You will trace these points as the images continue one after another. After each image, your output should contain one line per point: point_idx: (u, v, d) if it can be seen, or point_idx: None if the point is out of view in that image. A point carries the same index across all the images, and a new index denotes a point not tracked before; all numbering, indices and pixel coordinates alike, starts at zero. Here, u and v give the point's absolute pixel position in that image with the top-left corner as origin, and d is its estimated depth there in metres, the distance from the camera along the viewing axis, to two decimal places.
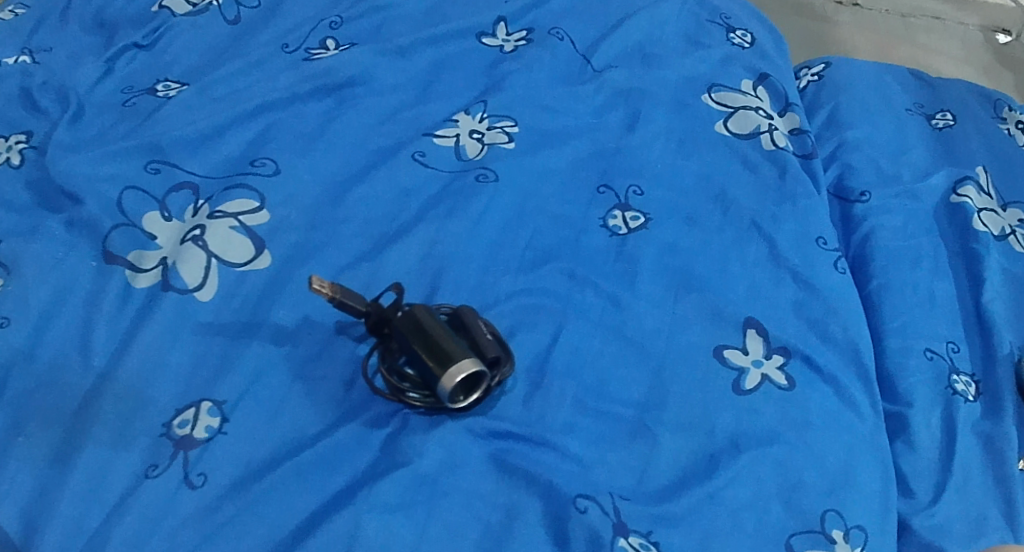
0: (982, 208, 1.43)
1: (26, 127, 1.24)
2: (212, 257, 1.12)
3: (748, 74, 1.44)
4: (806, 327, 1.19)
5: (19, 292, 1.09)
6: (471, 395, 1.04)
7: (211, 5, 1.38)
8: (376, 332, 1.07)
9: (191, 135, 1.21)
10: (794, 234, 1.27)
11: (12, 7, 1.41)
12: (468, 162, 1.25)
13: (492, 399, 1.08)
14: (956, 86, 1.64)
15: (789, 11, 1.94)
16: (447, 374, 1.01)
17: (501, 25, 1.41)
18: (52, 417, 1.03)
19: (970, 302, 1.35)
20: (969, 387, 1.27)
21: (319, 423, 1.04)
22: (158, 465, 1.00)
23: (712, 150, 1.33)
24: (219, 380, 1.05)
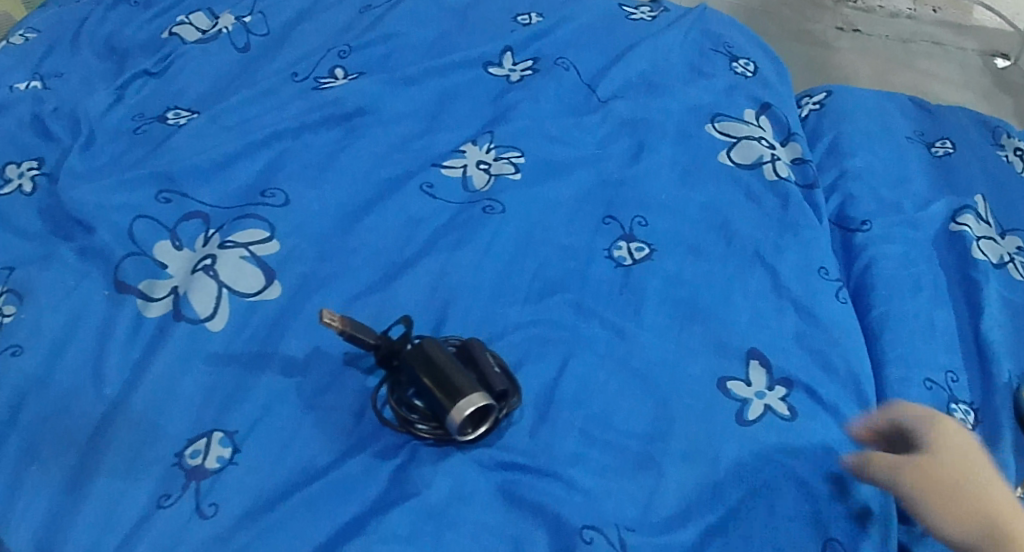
0: (980, 236, 1.46)
1: (38, 154, 1.26)
2: (222, 287, 1.13)
3: (750, 104, 1.47)
4: (808, 358, 1.21)
5: (32, 319, 1.10)
6: (481, 427, 1.05)
7: (222, 32, 1.40)
8: (383, 363, 1.08)
9: (202, 165, 1.22)
10: (796, 265, 1.29)
11: (23, 31, 1.43)
12: (475, 193, 1.27)
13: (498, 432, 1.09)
14: (955, 114, 1.67)
15: (790, 38, 1.99)
16: (455, 409, 1.02)
17: (508, 55, 1.44)
18: (63, 446, 1.04)
19: (970, 330, 1.38)
20: (968, 416, 1.29)
21: (329, 453, 1.05)
22: (170, 495, 1.01)
23: (715, 181, 1.35)
24: (230, 410, 1.06)
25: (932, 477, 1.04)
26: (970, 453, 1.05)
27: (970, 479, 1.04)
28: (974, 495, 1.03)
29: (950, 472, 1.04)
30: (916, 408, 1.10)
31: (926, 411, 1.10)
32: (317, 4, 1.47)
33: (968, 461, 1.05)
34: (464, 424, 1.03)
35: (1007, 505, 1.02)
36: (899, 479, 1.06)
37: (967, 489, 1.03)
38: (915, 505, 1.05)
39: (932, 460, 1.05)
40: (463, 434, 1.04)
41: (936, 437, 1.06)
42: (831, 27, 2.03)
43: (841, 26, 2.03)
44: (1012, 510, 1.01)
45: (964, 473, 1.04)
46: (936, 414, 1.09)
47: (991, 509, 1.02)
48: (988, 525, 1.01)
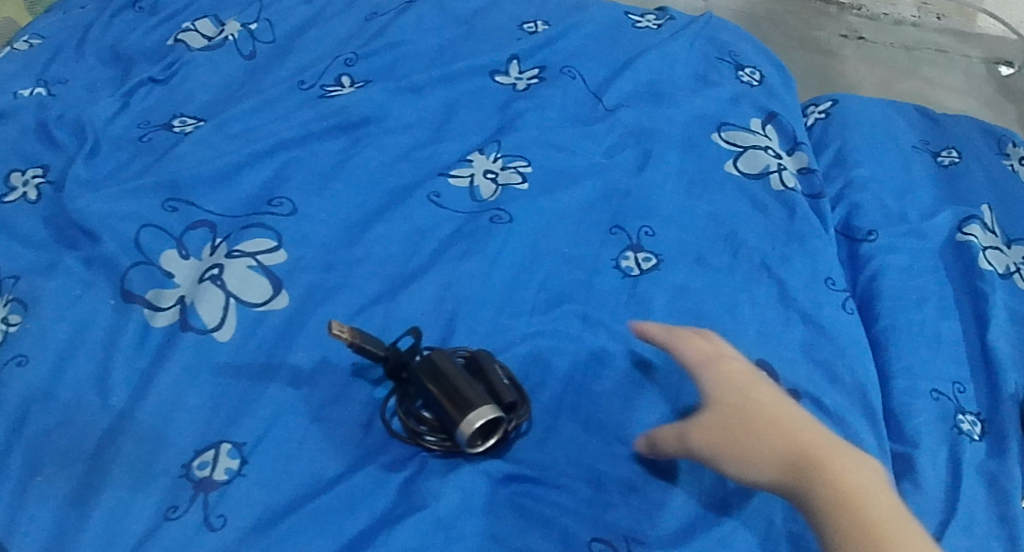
0: (986, 246, 1.47)
1: (43, 161, 1.26)
2: (230, 297, 1.13)
3: (756, 113, 1.47)
4: (815, 369, 1.22)
5: (38, 329, 1.10)
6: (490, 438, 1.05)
7: (227, 39, 1.40)
8: (391, 374, 1.07)
9: (208, 174, 1.22)
10: (804, 275, 1.29)
11: (28, 37, 1.42)
12: (482, 202, 1.26)
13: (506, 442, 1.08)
14: (960, 123, 1.67)
15: (794, 46, 1.99)
16: (465, 422, 1.01)
17: (514, 63, 1.43)
18: (70, 457, 1.03)
19: (976, 340, 1.38)
20: (974, 427, 1.30)
21: (337, 466, 1.05)
22: (178, 507, 1.01)
23: (723, 191, 1.35)
24: (237, 421, 1.05)
25: (716, 429, 1.05)
26: (747, 382, 1.09)
27: (709, 417, 1.06)
28: (681, 436, 1.06)
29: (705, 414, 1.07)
30: (686, 352, 1.12)
31: (694, 351, 1.12)
32: (322, 12, 1.47)
33: (739, 391, 1.07)
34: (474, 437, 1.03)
35: (761, 414, 1.05)
36: (682, 435, 1.06)
37: (707, 428, 1.05)
38: (713, 456, 1.05)
39: (715, 402, 1.07)
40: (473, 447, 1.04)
41: (712, 379, 1.09)
42: (836, 34, 2.02)
43: (845, 33, 2.02)
44: (770, 423, 1.04)
45: (753, 431, 1.04)
46: (698, 357, 1.11)
47: (767, 426, 1.04)
48: (782, 452, 1.02)
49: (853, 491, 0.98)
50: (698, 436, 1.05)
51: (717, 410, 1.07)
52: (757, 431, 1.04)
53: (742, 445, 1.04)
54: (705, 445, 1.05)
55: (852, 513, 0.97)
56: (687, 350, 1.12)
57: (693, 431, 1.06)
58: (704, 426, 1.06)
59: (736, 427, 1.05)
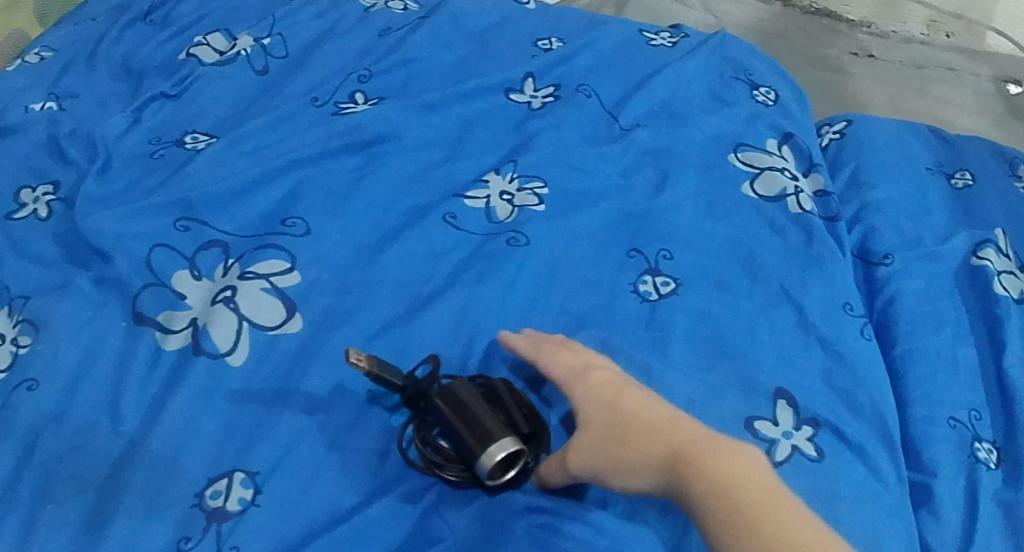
0: (1002, 271, 1.45)
1: (53, 178, 1.24)
2: (243, 320, 1.11)
3: (772, 134, 1.45)
4: (835, 397, 1.20)
5: (49, 352, 1.08)
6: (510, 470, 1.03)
7: (240, 54, 1.38)
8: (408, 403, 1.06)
9: (220, 193, 1.20)
10: (822, 300, 1.28)
11: (38, 50, 1.41)
12: (498, 224, 1.25)
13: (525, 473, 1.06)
14: (975, 144, 1.66)
15: (804, 63, 1.98)
16: (485, 455, 1.00)
17: (529, 81, 1.42)
18: (81, 485, 1.02)
19: (992, 367, 1.36)
20: (991, 455, 1.28)
21: (354, 495, 1.03)
22: (190, 538, 0.99)
23: (740, 213, 1.33)
24: (252, 449, 1.04)
25: (587, 449, 1.02)
26: (616, 391, 1.05)
27: (592, 428, 1.03)
28: (565, 456, 1.03)
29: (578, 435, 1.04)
30: (553, 368, 1.09)
31: (563, 366, 1.09)
32: (335, 28, 1.45)
33: (609, 402, 1.04)
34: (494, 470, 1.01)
35: (638, 418, 1.02)
36: (562, 459, 1.03)
37: (589, 443, 1.02)
38: (597, 475, 1.02)
39: (586, 421, 1.04)
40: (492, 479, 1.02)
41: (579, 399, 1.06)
42: (846, 52, 2.00)
43: (855, 51, 2.00)
44: (648, 427, 1.00)
45: (623, 441, 1.00)
46: (568, 371, 1.08)
47: (641, 430, 1.00)
48: (654, 458, 0.99)
49: (731, 474, 0.95)
50: (582, 455, 1.02)
51: (597, 420, 1.03)
52: (631, 439, 1.00)
53: (624, 455, 1.00)
54: (585, 464, 1.02)
55: (729, 500, 0.93)
56: (554, 366, 1.09)
57: (569, 453, 1.03)
58: (577, 446, 1.03)
59: (617, 436, 1.01)
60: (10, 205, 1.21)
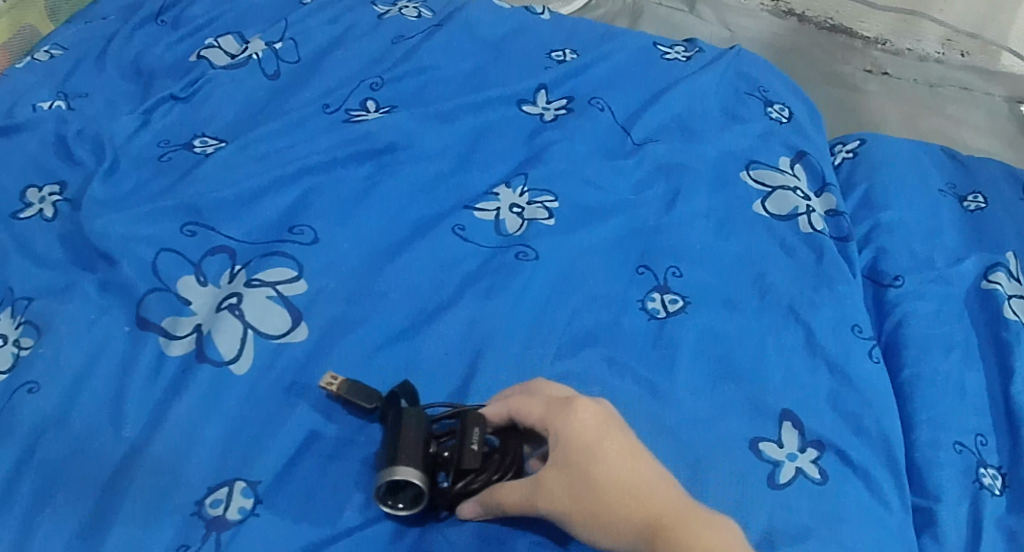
0: (1012, 295, 1.44)
1: (59, 178, 1.23)
2: (248, 328, 1.11)
3: (785, 152, 1.44)
4: (841, 419, 1.20)
5: (51, 354, 1.07)
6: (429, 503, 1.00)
7: (251, 57, 1.38)
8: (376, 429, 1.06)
9: (229, 199, 1.20)
10: (831, 321, 1.27)
11: (48, 48, 1.40)
12: (507, 237, 1.25)
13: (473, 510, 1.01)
14: (988, 166, 1.65)
15: (819, 79, 1.96)
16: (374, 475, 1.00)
17: (542, 93, 1.42)
18: (80, 489, 1.01)
19: (1000, 392, 1.35)
20: (995, 481, 1.28)
21: (356, 508, 1.03)
22: (189, 546, 0.99)
23: (751, 231, 1.33)
24: (253, 458, 1.04)
25: (560, 497, 0.96)
26: (595, 431, 0.97)
27: (566, 476, 0.96)
28: (534, 498, 0.97)
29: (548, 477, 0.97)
30: (528, 406, 1.00)
31: (539, 404, 1.00)
32: (349, 34, 1.45)
33: (587, 449, 0.96)
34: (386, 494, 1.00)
35: (617, 474, 0.96)
36: (531, 501, 0.98)
37: (562, 492, 0.96)
38: (566, 521, 0.97)
39: (559, 465, 0.97)
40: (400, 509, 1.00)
41: (556, 438, 0.97)
42: (860, 69, 2.00)
43: (869, 68, 2.00)
44: (625, 489, 0.95)
45: (600, 500, 0.95)
46: (545, 410, 0.99)
47: (618, 488, 0.95)
48: (631, 523, 0.94)
49: None
50: (554, 502, 0.97)
51: (571, 468, 0.96)
52: (606, 498, 0.95)
53: (597, 512, 0.95)
54: (558, 511, 0.97)
55: None
56: (528, 405, 1.01)
57: (540, 496, 0.97)
58: (550, 491, 0.97)
59: (591, 490, 0.95)
60: (16, 203, 1.20)
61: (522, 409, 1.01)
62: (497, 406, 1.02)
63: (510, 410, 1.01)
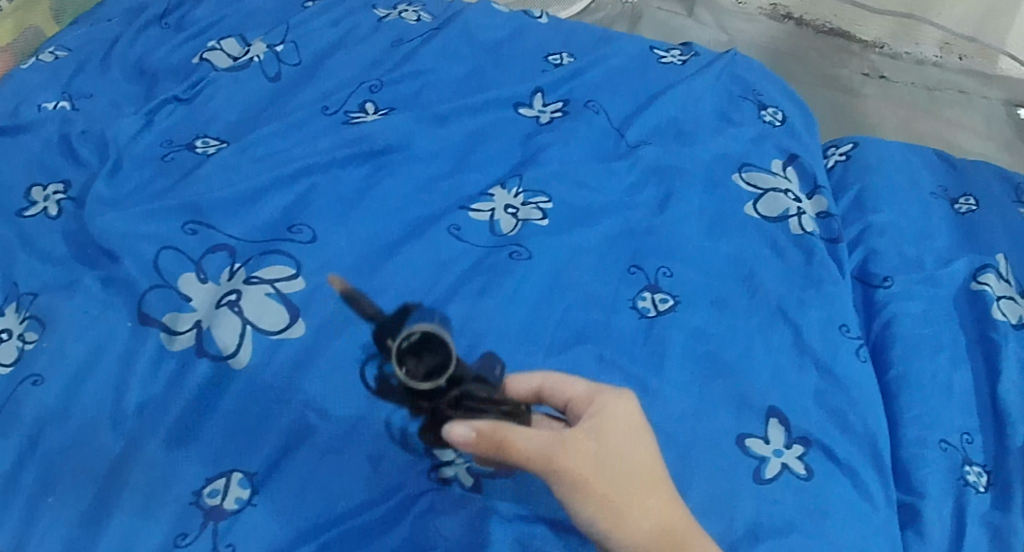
0: (1001, 296, 1.46)
1: (64, 177, 1.27)
2: (246, 324, 1.13)
3: (777, 155, 1.47)
4: (827, 416, 1.22)
5: (54, 349, 1.12)
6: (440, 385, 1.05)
7: (253, 60, 1.41)
8: (381, 341, 1.13)
9: (228, 199, 1.23)
10: (819, 321, 1.29)
11: (53, 49, 1.43)
12: (502, 237, 1.28)
13: (467, 427, 1.01)
14: (981, 168, 1.67)
15: (815, 83, 1.99)
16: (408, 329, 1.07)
17: (538, 95, 1.45)
18: (81, 478, 1.06)
19: (988, 391, 1.38)
20: (981, 478, 1.30)
21: (351, 498, 1.06)
22: (187, 534, 1.04)
23: (742, 232, 1.35)
24: (250, 451, 1.08)
25: (588, 461, 0.99)
26: (635, 422, 1.03)
27: (600, 448, 1.00)
28: (555, 453, 0.99)
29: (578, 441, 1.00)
30: (569, 383, 1.05)
31: (580, 386, 1.05)
32: (349, 37, 1.48)
33: (628, 435, 1.02)
34: (409, 354, 1.05)
35: (643, 467, 1.01)
36: (548, 456, 0.99)
37: (590, 460, 0.99)
38: (579, 488, 0.99)
39: (593, 437, 1.00)
40: (412, 376, 1.05)
41: (598, 412, 1.02)
42: (858, 73, 2.02)
43: (867, 72, 2.02)
44: (651, 483, 1.01)
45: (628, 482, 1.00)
46: (589, 391, 1.04)
47: (641, 479, 1.00)
48: (647, 514, 0.99)
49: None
50: (578, 466, 0.99)
51: (605, 444, 1.00)
52: (633, 482, 1.00)
53: (615, 492, 0.99)
54: (578, 474, 0.99)
55: None
56: (574, 384, 1.05)
57: (564, 454, 0.99)
58: (579, 454, 0.99)
59: (619, 470, 1.00)
60: (21, 202, 1.24)
61: (561, 384, 1.06)
62: (532, 375, 1.07)
63: (546, 382, 1.06)
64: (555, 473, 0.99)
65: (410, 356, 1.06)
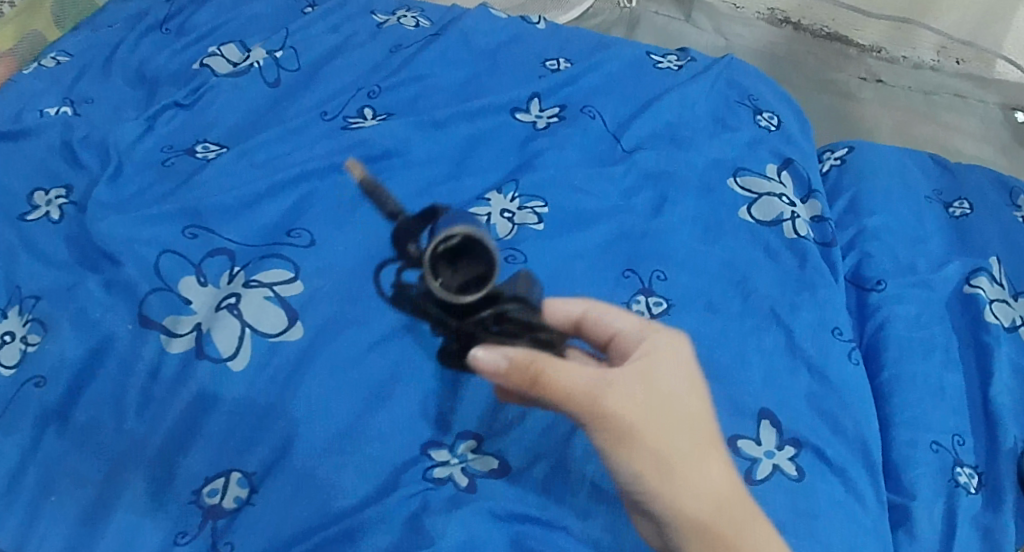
0: (994, 299, 1.48)
1: (66, 182, 1.29)
2: (246, 326, 1.15)
3: (773, 159, 1.48)
4: (818, 419, 1.24)
5: (57, 351, 1.14)
6: (475, 298, 1.00)
7: (252, 66, 1.43)
8: (404, 253, 1.08)
9: (228, 203, 1.25)
10: (812, 324, 1.31)
11: (54, 55, 1.45)
12: (498, 241, 1.30)
13: (501, 354, 1.00)
14: (975, 172, 1.69)
15: (812, 88, 2.00)
16: (447, 231, 0.98)
17: (535, 101, 1.47)
18: (83, 478, 1.08)
19: (979, 393, 1.39)
20: (972, 479, 1.32)
21: (348, 498, 1.07)
22: (187, 533, 1.06)
23: (736, 236, 1.37)
24: (249, 451, 1.09)
25: (635, 408, 1.00)
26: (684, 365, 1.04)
27: (647, 392, 1.00)
28: (602, 395, 0.99)
29: (624, 384, 1.00)
30: (619, 317, 1.06)
31: (630, 322, 1.06)
32: (348, 42, 1.50)
33: (676, 380, 1.02)
34: (444, 264, 0.99)
35: (692, 418, 1.02)
36: (595, 397, 0.99)
37: (636, 404, 1.00)
38: (624, 433, 1.00)
39: (643, 379, 1.01)
40: (447, 288, 0.99)
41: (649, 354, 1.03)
42: (855, 77, 2.03)
43: (864, 76, 2.03)
44: (697, 431, 1.02)
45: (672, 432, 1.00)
46: (639, 328, 1.05)
47: (687, 421, 1.01)
48: (687, 465, 1.01)
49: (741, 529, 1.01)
50: (626, 410, 0.99)
51: (653, 388, 1.01)
52: (681, 431, 1.01)
53: (660, 441, 1.00)
54: (625, 419, 0.99)
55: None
56: (620, 319, 1.06)
57: (610, 395, 1.00)
58: (627, 397, 1.00)
59: (666, 416, 1.01)
60: (23, 206, 1.26)
61: (605, 317, 1.06)
62: (574, 302, 1.07)
63: (589, 312, 1.07)
64: (601, 416, 0.99)
65: (444, 264, 0.99)
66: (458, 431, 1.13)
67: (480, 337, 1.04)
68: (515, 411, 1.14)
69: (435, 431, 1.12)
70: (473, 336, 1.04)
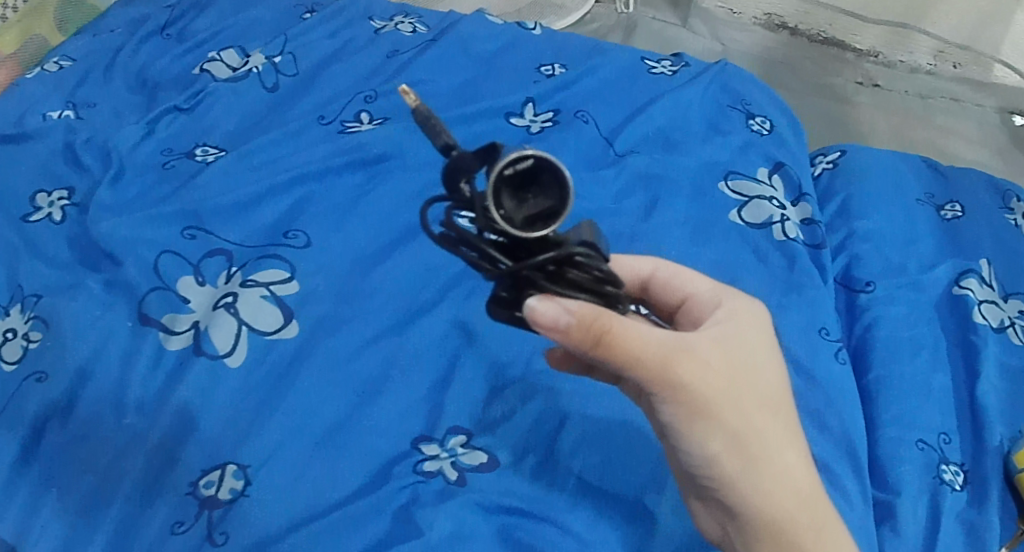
0: (983, 300, 1.50)
1: (68, 184, 1.32)
2: (242, 324, 1.19)
3: (764, 162, 1.51)
4: (803, 416, 1.26)
5: (57, 348, 1.17)
6: (541, 235, 0.86)
7: (252, 71, 1.46)
8: (451, 183, 0.87)
9: (226, 206, 1.29)
10: (800, 323, 1.33)
11: (58, 59, 1.49)
12: None
13: (562, 309, 0.90)
14: (968, 175, 1.71)
15: (809, 93, 2.02)
16: (517, 152, 0.83)
17: (529, 106, 1.50)
18: (83, 470, 1.11)
19: (966, 393, 1.42)
20: (957, 477, 1.34)
21: (339, 491, 1.10)
22: (184, 522, 1.08)
23: (725, 237, 1.39)
24: (244, 444, 1.12)
25: (712, 375, 0.99)
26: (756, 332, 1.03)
27: (723, 360, 1.00)
28: (679, 360, 0.97)
29: (700, 351, 0.99)
30: (695, 281, 1.08)
31: (704, 287, 1.07)
32: (346, 48, 1.54)
33: (748, 348, 1.02)
34: (508, 193, 0.84)
35: (765, 386, 1.02)
36: (669, 363, 0.96)
37: (712, 371, 0.99)
38: (700, 405, 0.98)
39: (718, 346, 1.00)
40: (510, 222, 0.85)
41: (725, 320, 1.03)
42: (852, 81, 2.04)
43: (861, 80, 2.04)
44: (767, 401, 1.02)
45: (744, 402, 1.00)
46: (714, 293, 1.07)
47: (760, 389, 1.01)
48: (754, 436, 1.01)
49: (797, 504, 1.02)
50: (699, 378, 0.98)
51: (728, 355, 1.00)
52: (753, 400, 1.01)
53: (731, 409, 0.99)
54: (702, 390, 0.98)
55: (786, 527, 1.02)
56: (690, 283, 1.08)
57: (685, 361, 0.97)
58: (706, 365, 0.98)
59: (741, 384, 1.00)
60: (26, 207, 1.29)
61: (671, 282, 1.09)
62: (642, 262, 1.10)
63: (658, 272, 1.10)
64: (676, 384, 0.97)
65: (509, 192, 0.84)
66: (449, 426, 1.15)
67: (539, 285, 0.89)
68: (504, 408, 1.17)
69: (426, 427, 1.15)
70: (531, 282, 0.89)
